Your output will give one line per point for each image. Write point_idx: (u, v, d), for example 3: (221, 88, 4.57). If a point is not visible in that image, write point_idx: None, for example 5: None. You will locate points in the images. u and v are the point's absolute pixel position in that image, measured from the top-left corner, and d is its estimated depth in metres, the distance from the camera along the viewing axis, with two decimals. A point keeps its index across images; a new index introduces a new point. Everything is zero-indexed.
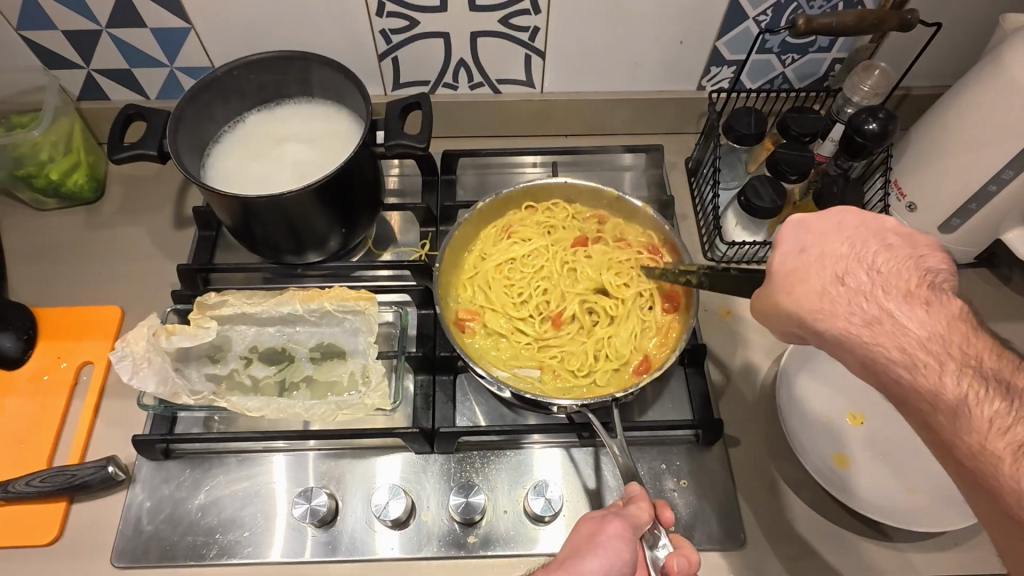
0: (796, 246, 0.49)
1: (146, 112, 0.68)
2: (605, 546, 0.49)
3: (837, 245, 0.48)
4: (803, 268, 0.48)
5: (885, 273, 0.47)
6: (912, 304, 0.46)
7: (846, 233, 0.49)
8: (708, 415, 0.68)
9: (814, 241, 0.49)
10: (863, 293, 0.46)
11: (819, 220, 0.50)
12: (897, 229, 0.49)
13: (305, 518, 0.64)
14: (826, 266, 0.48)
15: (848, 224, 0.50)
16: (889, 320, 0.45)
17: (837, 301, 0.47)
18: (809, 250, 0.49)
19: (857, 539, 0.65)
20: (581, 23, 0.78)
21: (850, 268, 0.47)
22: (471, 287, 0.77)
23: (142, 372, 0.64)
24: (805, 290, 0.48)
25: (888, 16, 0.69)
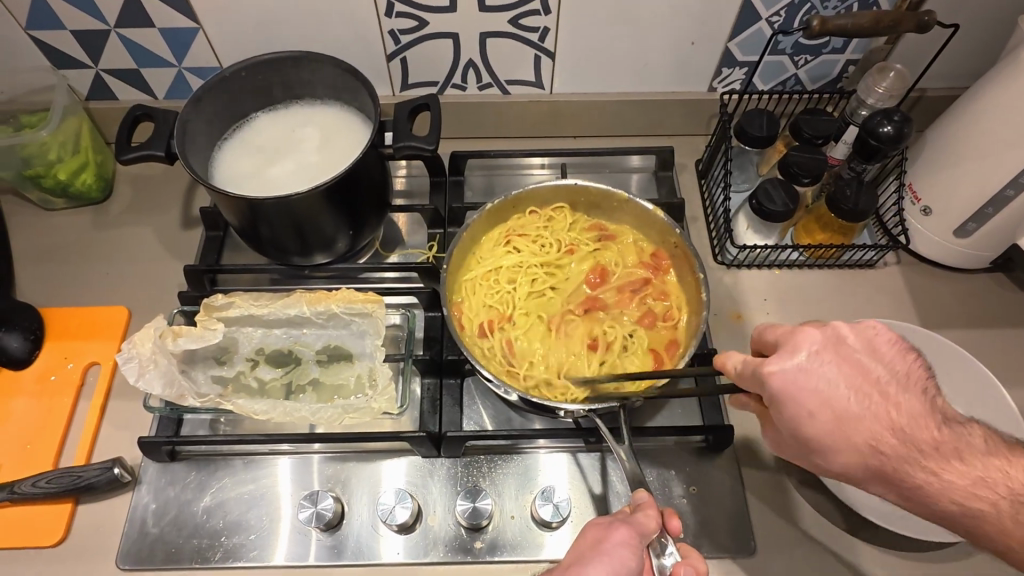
0: (816, 397, 0.47)
1: (154, 112, 0.68)
2: (610, 554, 0.49)
3: (845, 400, 0.47)
4: (826, 435, 0.47)
5: (902, 425, 0.47)
6: (937, 452, 0.47)
7: (840, 380, 0.47)
8: (717, 420, 0.67)
9: (822, 401, 0.47)
10: (898, 451, 0.47)
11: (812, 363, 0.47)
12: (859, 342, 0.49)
13: (311, 522, 0.63)
14: (847, 432, 0.47)
15: (829, 364, 0.47)
16: (932, 475, 0.47)
17: (875, 464, 0.47)
18: (821, 413, 0.47)
19: (869, 548, 0.64)
20: (591, 23, 0.77)
21: (870, 427, 0.47)
22: (476, 291, 0.76)
23: (148, 375, 0.63)
24: (842, 461, 0.48)
25: (904, 17, 0.68)
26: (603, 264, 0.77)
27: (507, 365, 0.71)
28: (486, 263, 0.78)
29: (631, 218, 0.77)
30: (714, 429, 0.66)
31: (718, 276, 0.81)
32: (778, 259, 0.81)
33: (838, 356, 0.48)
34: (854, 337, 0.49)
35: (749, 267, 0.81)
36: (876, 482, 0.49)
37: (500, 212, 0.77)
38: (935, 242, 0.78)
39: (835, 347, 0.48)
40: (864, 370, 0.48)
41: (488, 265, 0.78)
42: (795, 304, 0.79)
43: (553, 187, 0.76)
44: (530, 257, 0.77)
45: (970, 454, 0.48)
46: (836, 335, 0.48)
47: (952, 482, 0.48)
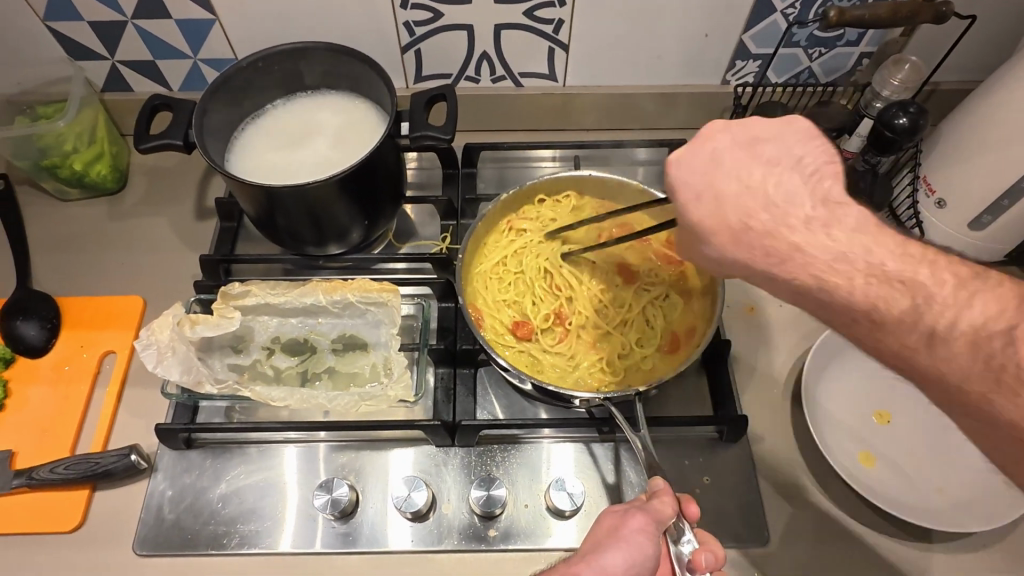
0: (691, 190, 0.48)
1: (172, 102, 0.68)
2: (628, 541, 0.49)
3: (739, 185, 0.47)
4: (705, 217, 0.47)
5: (779, 202, 0.46)
6: (811, 227, 0.45)
7: (728, 160, 0.48)
8: (732, 411, 0.67)
9: (707, 180, 0.48)
10: (785, 225, 0.45)
11: (697, 157, 0.48)
12: (767, 136, 0.48)
13: (326, 509, 0.64)
14: (728, 208, 0.47)
15: (727, 154, 0.48)
16: (800, 252, 0.45)
17: (735, 246, 0.46)
18: (712, 194, 0.47)
19: (882, 538, 0.64)
20: (606, 15, 0.77)
21: (748, 204, 0.46)
22: (490, 284, 0.76)
23: (166, 360, 0.64)
24: (718, 244, 0.47)
25: (922, 8, 0.67)
26: (615, 254, 0.78)
27: (528, 356, 0.71)
28: (499, 256, 0.78)
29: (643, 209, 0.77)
30: (729, 420, 0.65)
31: None
32: None
33: (734, 153, 0.48)
34: (758, 128, 0.49)
35: None
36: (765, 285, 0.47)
37: (510, 203, 0.78)
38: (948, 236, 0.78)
39: (744, 135, 0.49)
40: (768, 157, 0.48)
41: (501, 258, 0.78)
42: None
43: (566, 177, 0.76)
44: (540, 250, 0.78)
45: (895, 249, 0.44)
46: (746, 130, 0.49)
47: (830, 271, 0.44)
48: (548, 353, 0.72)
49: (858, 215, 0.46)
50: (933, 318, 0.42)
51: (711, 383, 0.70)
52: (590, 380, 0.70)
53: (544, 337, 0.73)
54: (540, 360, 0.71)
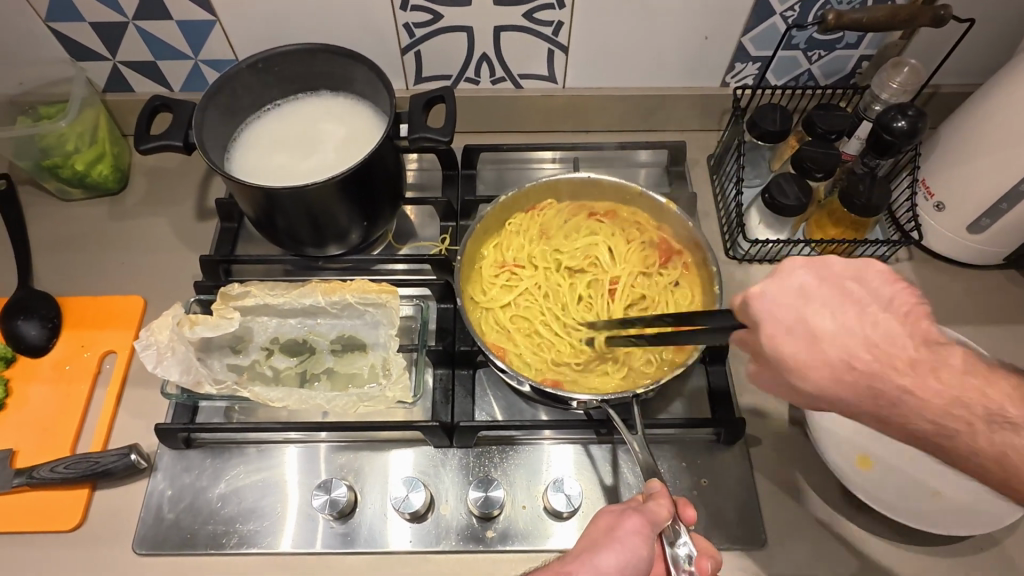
0: (781, 327, 0.42)
1: (172, 103, 0.68)
2: (622, 542, 0.49)
3: (848, 334, 0.42)
4: (798, 356, 0.42)
5: (879, 343, 0.42)
6: (914, 367, 0.42)
7: (818, 299, 0.42)
8: (729, 413, 0.67)
9: (793, 320, 0.42)
10: (885, 369, 0.42)
11: (783, 292, 0.42)
12: (850, 272, 0.43)
13: (325, 509, 0.64)
14: (829, 354, 0.42)
15: (815, 292, 0.43)
16: (903, 398, 0.42)
17: (848, 380, 0.42)
18: (800, 341, 0.42)
19: (878, 541, 0.65)
20: (605, 18, 0.77)
21: (847, 344, 0.42)
22: (491, 294, 0.75)
23: (165, 361, 0.64)
24: (817, 380, 0.42)
25: (921, 11, 0.67)
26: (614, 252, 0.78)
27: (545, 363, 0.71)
28: (497, 266, 0.77)
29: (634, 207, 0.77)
30: (725, 423, 0.66)
31: (731, 271, 0.81)
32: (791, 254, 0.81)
33: (814, 298, 0.42)
34: (842, 263, 0.44)
35: (762, 262, 0.81)
36: (861, 408, 0.43)
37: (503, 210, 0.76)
38: (947, 238, 0.78)
39: (815, 282, 0.43)
40: (851, 298, 0.42)
41: (500, 268, 0.77)
42: None
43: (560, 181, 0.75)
44: (538, 258, 0.78)
45: (960, 377, 0.43)
46: (824, 274, 0.43)
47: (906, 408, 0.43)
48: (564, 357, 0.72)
49: (942, 352, 0.43)
50: (1009, 445, 0.43)
51: (709, 385, 0.70)
52: (603, 379, 0.70)
53: (557, 342, 0.73)
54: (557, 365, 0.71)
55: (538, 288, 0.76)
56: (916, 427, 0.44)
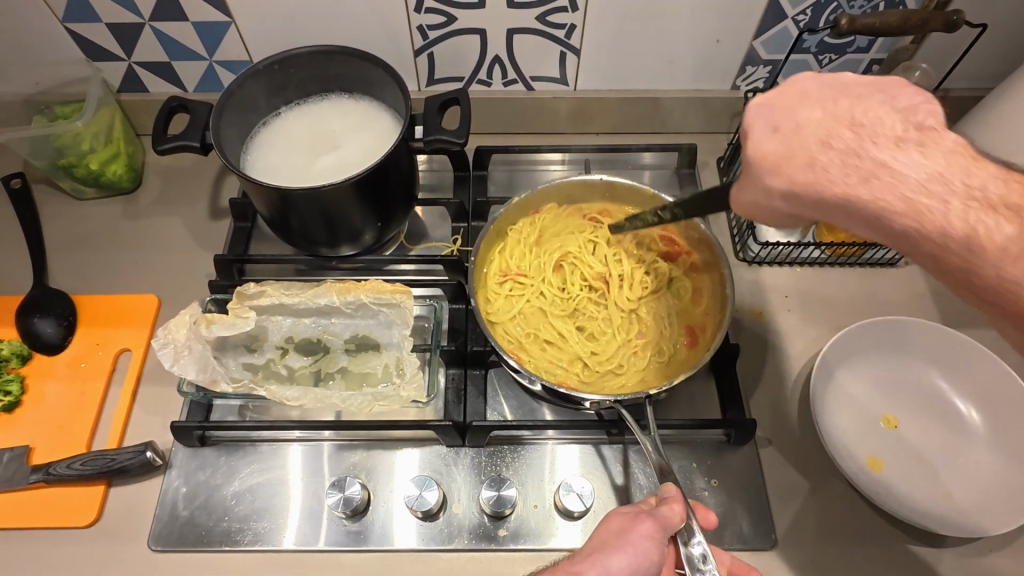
0: (768, 123, 0.45)
1: (189, 104, 0.69)
2: (634, 545, 0.49)
3: (841, 118, 0.43)
4: (770, 162, 0.44)
5: (862, 121, 0.43)
6: (900, 145, 0.41)
7: (777, 112, 0.45)
8: (740, 415, 0.68)
9: (768, 121, 0.46)
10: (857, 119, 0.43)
11: (782, 95, 0.46)
12: (861, 84, 0.45)
13: (338, 507, 0.65)
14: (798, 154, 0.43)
15: (813, 92, 0.45)
16: (858, 194, 0.41)
17: (812, 180, 0.43)
18: (750, 138, 0.46)
19: (887, 543, 0.65)
20: (617, 20, 0.78)
21: (831, 127, 0.43)
22: (499, 306, 0.75)
23: (182, 359, 0.65)
24: (788, 172, 0.44)
25: (932, 16, 0.68)
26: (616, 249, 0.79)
27: (564, 360, 0.72)
28: (505, 276, 0.77)
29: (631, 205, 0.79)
30: (737, 424, 0.66)
31: (741, 273, 0.81)
32: (800, 257, 0.81)
33: (774, 98, 0.46)
34: (853, 77, 0.46)
35: (772, 265, 0.82)
36: (827, 216, 0.44)
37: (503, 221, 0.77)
38: None
39: (799, 87, 0.46)
40: (822, 104, 0.44)
41: (507, 278, 0.77)
42: (817, 301, 0.80)
43: (552, 187, 0.77)
44: (542, 262, 0.78)
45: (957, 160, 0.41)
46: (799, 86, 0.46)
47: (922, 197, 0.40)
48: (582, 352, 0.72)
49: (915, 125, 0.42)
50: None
51: (719, 387, 0.71)
52: (623, 372, 0.71)
53: (574, 344, 0.73)
54: (576, 361, 0.72)
55: (544, 289, 0.77)
56: (888, 216, 0.41)
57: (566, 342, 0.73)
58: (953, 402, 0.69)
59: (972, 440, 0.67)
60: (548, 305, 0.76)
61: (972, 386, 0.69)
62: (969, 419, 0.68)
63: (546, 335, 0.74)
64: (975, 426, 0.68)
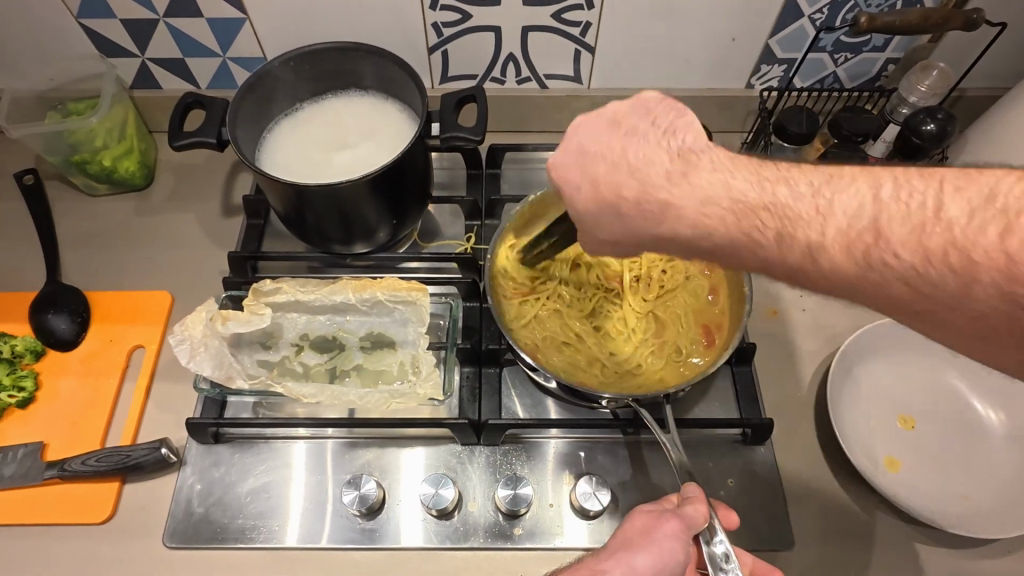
0: (572, 159, 0.49)
1: (205, 100, 0.69)
2: (660, 544, 0.49)
3: (649, 165, 0.46)
4: (599, 189, 0.48)
5: (640, 167, 0.46)
6: (678, 184, 0.45)
7: (596, 140, 0.48)
8: (757, 414, 0.67)
9: (589, 151, 0.48)
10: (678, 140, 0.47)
11: (591, 123, 0.49)
12: (653, 125, 0.48)
13: (354, 505, 0.64)
14: (630, 173, 0.47)
15: (626, 129, 0.48)
16: (670, 209, 0.45)
17: (613, 210, 0.48)
18: (581, 151, 0.49)
19: (905, 544, 0.65)
20: (632, 18, 0.77)
21: (645, 171, 0.46)
22: (516, 307, 0.75)
23: (198, 357, 0.66)
24: (588, 208, 0.49)
25: (952, 15, 0.68)
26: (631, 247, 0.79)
27: (582, 359, 0.72)
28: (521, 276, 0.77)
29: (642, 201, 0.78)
30: (754, 424, 0.66)
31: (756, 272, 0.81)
32: None
33: (592, 126, 0.49)
34: (636, 113, 0.49)
35: None
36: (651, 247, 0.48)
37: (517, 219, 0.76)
38: None
39: (611, 112, 0.49)
40: (630, 130, 0.48)
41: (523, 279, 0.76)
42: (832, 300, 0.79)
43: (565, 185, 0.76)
44: (557, 263, 0.78)
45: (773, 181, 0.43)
46: (610, 111, 0.49)
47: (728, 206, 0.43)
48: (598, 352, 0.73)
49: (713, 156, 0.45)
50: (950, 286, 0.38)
51: (735, 386, 0.71)
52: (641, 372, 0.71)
53: (592, 344, 0.73)
54: (594, 360, 0.72)
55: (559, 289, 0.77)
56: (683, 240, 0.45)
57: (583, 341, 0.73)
58: (971, 403, 0.69)
59: (991, 441, 0.67)
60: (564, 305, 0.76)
61: (990, 387, 0.69)
62: (987, 420, 0.68)
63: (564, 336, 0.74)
64: (993, 427, 0.68)
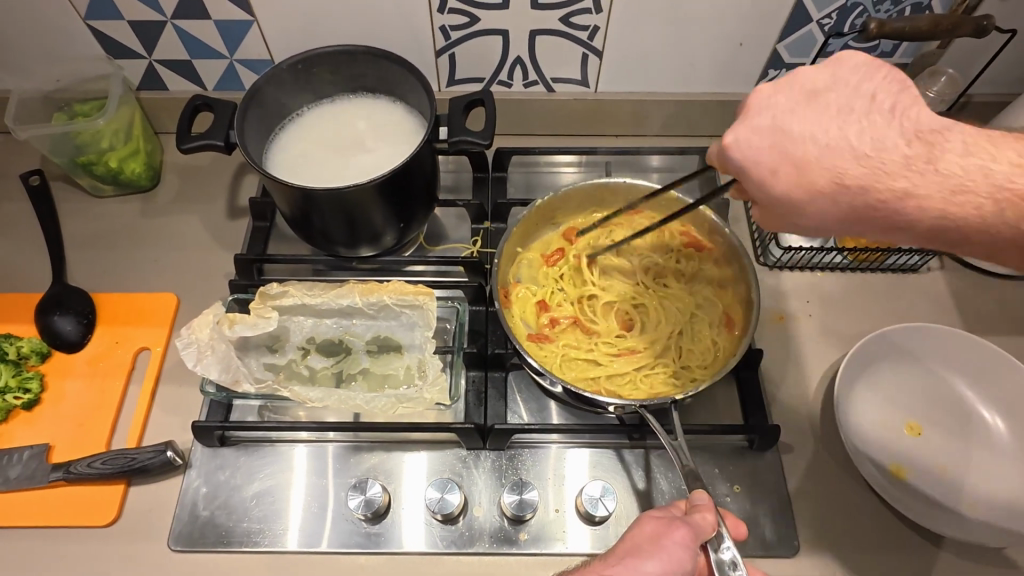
0: (769, 136, 0.48)
1: (213, 102, 0.69)
2: (668, 552, 0.48)
3: (841, 132, 0.46)
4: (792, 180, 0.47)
5: (867, 151, 0.45)
6: (915, 168, 0.45)
7: (796, 117, 0.47)
8: (763, 421, 0.67)
9: (801, 131, 0.47)
10: (865, 111, 0.46)
11: (754, 134, 0.48)
12: (834, 88, 0.48)
13: (360, 509, 0.64)
14: (829, 152, 0.46)
15: (802, 106, 0.47)
16: (911, 200, 0.45)
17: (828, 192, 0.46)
18: (778, 128, 0.47)
19: (911, 551, 0.64)
20: (641, 23, 0.77)
21: (833, 153, 0.46)
22: (527, 319, 0.74)
23: (205, 360, 0.65)
24: (816, 210, 0.48)
25: (962, 21, 0.68)
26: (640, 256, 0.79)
27: (587, 367, 0.71)
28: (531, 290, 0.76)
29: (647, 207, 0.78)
30: (761, 430, 0.66)
31: (762, 277, 0.81)
32: (821, 261, 0.81)
33: (790, 107, 0.47)
34: (814, 77, 0.48)
35: (793, 269, 0.81)
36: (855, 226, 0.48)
37: (523, 229, 0.75)
38: None
39: (811, 86, 0.48)
40: (842, 105, 0.47)
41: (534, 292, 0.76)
42: (838, 306, 0.79)
43: (566, 196, 0.75)
44: (569, 271, 0.78)
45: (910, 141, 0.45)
46: (806, 80, 0.48)
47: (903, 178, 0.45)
48: (604, 361, 0.72)
49: (960, 137, 0.45)
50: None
51: (741, 392, 0.71)
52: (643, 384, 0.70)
53: (605, 353, 0.72)
54: (599, 369, 0.71)
55: (570, 297, 0.76)
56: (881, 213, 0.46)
57: (590, 350, 0.73)
58: (978, 411, 0.69)
59: (999, 450, 0.66)
60: (573, 313, 0.75)
61: (998, 395, 0.69)
62: (994, 428, 0.68)
63: (578, 345, 0.73)
64: (1000, 435, 0.67)
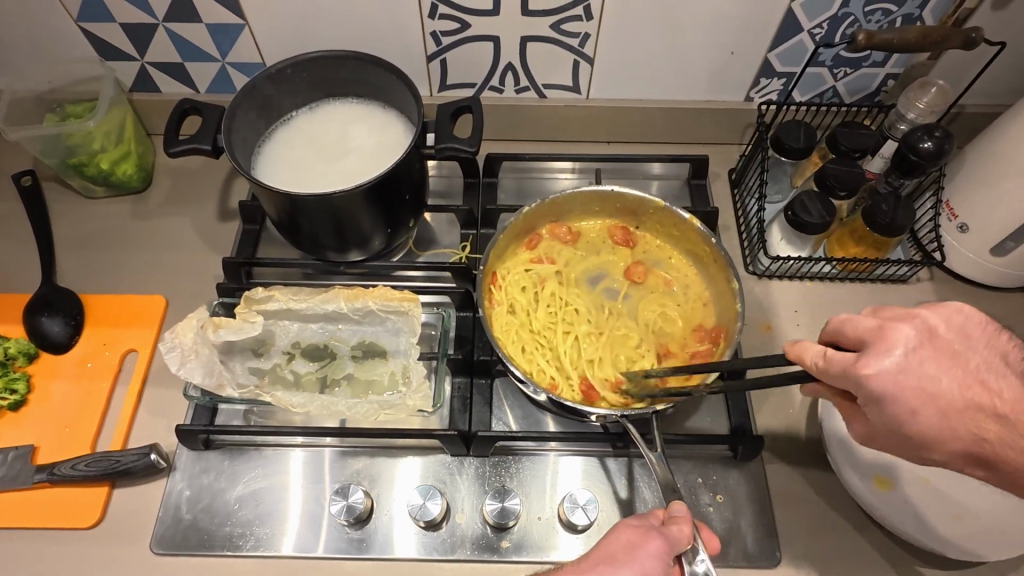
0: (906, 407, 0.44)
1: (201, 106, 0.69)
2: (642, 562, 0.48)
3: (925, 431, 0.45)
4: (928, 427, 0.45)
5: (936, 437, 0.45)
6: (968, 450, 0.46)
7: (931, 363, 0.44)
8: (748, 431, 0.67)
9: (921, 397, 0.44)
10: (991, 399, 0.44)
11: (906, 392, 0.43)
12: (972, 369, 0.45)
13: (342, 515, 0.64)
14: (949, 424, 0.45)
15: (939, 374, 0.44)
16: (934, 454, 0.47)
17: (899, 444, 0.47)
18: (920, 401, 0.44)
19: (893, 563, 0.64)
20: (632, 31, 0.77)
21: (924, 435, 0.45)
22: (507, 327, 0.74)
23: (189, 364, 0.66)
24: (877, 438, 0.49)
25: (951, 33, 0.68)
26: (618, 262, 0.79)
27: (519, 351, 0.73)
28: (515, 297, 0.76)
29: (631, 215, 0.78)
30: (744, 440, 0.66)
31: (750, 286, 0.81)
32: (810, 271, 0.81)
33: (929, 348, 0.44)
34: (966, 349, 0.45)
35: (781, 279, 0.81)
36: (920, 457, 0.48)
37: (505, 240, 0.75)
38: (969, 257, 0.78)
39: (949, 359, 0.44)
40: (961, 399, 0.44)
41: (517, 299, 0.76)
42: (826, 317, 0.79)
43: (539, 205, 0.75)
44: (544, 253, 0.79)
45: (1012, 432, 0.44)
46: (954, 360, 0.44)
47: (1008, 466, 0.45)
48: (541, 352, 0.73)
49: None
50: None
51: (727, 401, 0.70)
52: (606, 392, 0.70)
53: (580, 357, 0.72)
54: (530, 356, 0.72)
55: (529, 284, 0.77)
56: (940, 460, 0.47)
57: (525, 339, 0.74)
58: None
59: None
60: (525, 297, 0.76)
61: None
62: None
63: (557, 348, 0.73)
64: None
